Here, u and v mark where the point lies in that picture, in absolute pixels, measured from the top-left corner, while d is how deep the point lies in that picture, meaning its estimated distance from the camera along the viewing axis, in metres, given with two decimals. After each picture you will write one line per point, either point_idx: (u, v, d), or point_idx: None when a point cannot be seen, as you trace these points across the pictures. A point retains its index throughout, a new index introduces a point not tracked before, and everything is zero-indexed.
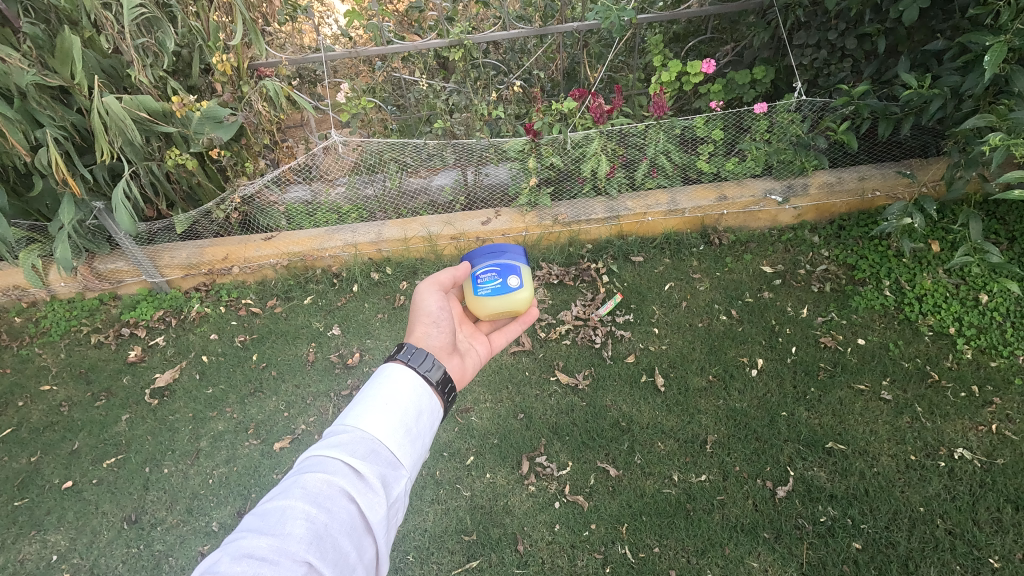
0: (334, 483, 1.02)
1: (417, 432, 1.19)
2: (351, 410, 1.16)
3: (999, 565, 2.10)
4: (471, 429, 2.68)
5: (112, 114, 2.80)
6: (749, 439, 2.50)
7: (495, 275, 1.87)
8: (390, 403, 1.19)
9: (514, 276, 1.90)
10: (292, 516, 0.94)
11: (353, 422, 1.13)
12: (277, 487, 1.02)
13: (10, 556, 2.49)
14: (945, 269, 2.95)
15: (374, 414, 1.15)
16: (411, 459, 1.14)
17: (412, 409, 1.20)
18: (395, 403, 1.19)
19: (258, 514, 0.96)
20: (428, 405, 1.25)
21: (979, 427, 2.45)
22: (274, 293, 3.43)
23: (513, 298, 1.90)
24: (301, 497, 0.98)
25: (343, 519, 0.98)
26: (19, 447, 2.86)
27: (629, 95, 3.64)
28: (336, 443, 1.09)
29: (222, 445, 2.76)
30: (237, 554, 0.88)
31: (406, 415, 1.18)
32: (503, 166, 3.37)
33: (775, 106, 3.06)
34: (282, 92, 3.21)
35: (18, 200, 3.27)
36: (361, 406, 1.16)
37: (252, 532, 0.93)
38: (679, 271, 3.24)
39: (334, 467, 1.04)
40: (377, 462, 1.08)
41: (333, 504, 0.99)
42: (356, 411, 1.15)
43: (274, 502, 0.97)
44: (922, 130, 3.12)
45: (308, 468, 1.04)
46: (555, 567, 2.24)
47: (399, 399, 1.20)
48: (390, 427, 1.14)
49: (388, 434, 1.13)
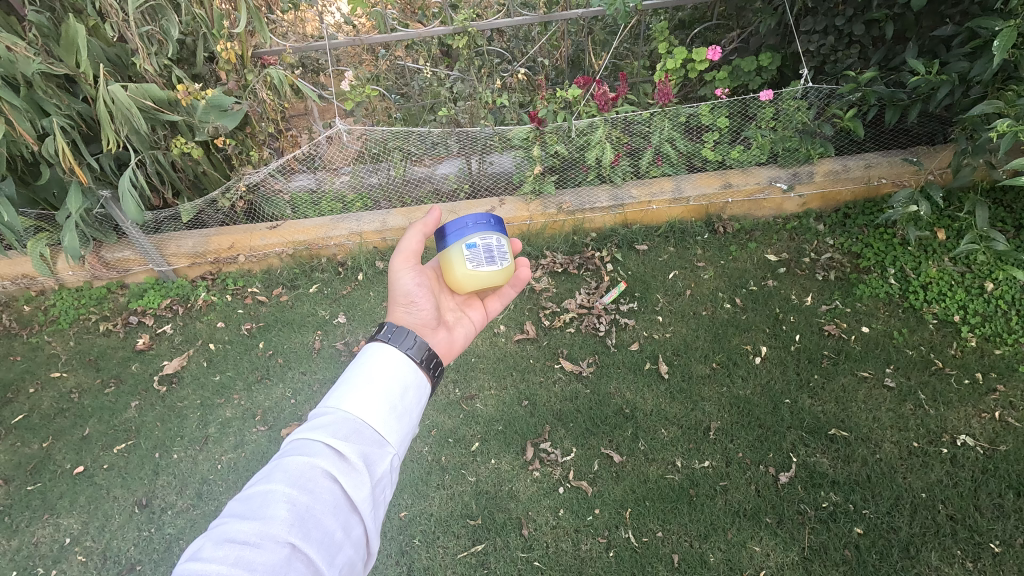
0: (316, 465, 1.04)
1: (403, 410, 1.21)
2: (335, 392, 1.18)
3: (1000, 550, 2.11)
4: (476, 415, 2.71)
5: (118, 102, 2.82)
6: (753, 426, 2.52)
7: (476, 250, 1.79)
8: (373, 383, 1.21)
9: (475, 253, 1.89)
10: (274, 500, 0.97)
11: (335, 403, 1.15)
12: (261, 472, 1.04)
13: (24, 539, 2.54)
14: (951, 257, 2.94)
15: (357, 394, 1.17)
16: (397, 436, 1.16)
17: (397, 387, 1.22)
18: (378, 382, 1.21)
19: (241, 499, 0.98)
20: (414, 382, 1.27)
21: (982, 414, 2.46)
22: (280, 282, 3.46)
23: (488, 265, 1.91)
24: (284, 480, 1.00)
25: (328, 499, 1.00)
26: (31, 432, 2.90)
27: (633, 82, 3.61)
28: (320, 425, 1.11)
29: (231, 431, 2.80)
30: (219, 540, 0.90)
31: (390, 394, 1.20)
32: (508, 155, 3.35)
33: (782, 94, 3.04)
34: (286, 80, 3.19)
35: (26, 189, 3.29)
36: (343, 386, 1.19)
37: (235, 518, 0.95)
38: (683, 260, 3.24)
39: (317, 449, 1.06)
40: (360, 441, 1.10)
41: (316, 486, 1.01)
42: (339, 392, 1.17)
43: (257, 487, 1.00)
44: (930, 118, 3.10)
45: (290, 451, 1.07)
46: (560, 551, 2.27)
47: (382, 377, 1.22)
48: (374, 407, 1.16)
49: (372, 414, 1.15)
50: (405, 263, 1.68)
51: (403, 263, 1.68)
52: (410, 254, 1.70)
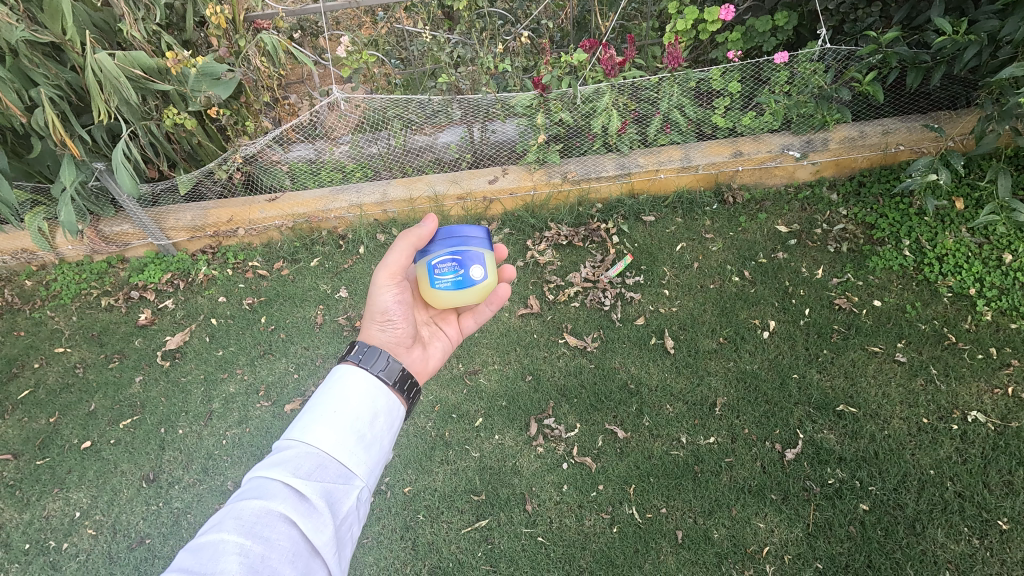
0: (273, 509, 1.02)
1: (372, 438, 1.22)
2: (298, 424, 1.18)
3: (1007, 527, 2.10)
4: (480, 390, 2.69)
5: (106, 72, 2.73)
6: (759, 402, 2.49)
7: (454, 266, 1.69)
8: (341, 412, 1.22)
9: (478, 266, 1.72)
10: (225, 551, 0.93)
11: (299, 437, 1.15)
12: (212, 519, 1.01)
13: (35, 512, 2.57)
14: (968, 228, 2.85)
15: (321, 425, 1.17)
16: (364, 468, 1.17)
17: (366, 414, 1.24)
18: (346, 411, 1.22)
19: (189, 550, 0.94)
20: (384, 407, 1.29)
21: (994, 390, 2.41)
22: (280, 255, 3.41)
23: (476, 290, 1.74)
24: (236, 528, 0.98)
25: (284, 546, 0.98)
26: (37, 408, 2.91)
27: (641, 45, 3.45)
28: (281, 462, 1.11)
29: (235, 406, 2.80)
30: None
31: (356, 423, 1.21)
32: (511, 123, 3.22)
33: (797, 56, 2.89)
34: (280, 46, 3.06)
35: (19, 161, 3.22)
36: (307, 418, 1.19)
37: (183, 573, 0.90)
38: (690, 231, 3.16)
39: (274, 491, 1.05)
40: (323, 478, 1.10)
41: (272, 532, 0.99)
42: (303, 424, 1.17)
43: (206, 537, 0.96)
44: (953, 80, 2.96)
45: (246, 495, 1.05)
46: (563, 527, 2.28)
47: (349, 405, 1.23)
48: (338, 439, 1.17)
49: (337, 447, 1.16)
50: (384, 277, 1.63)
51: (386, 279, 1.63)
52: (393, 268, 1.64)
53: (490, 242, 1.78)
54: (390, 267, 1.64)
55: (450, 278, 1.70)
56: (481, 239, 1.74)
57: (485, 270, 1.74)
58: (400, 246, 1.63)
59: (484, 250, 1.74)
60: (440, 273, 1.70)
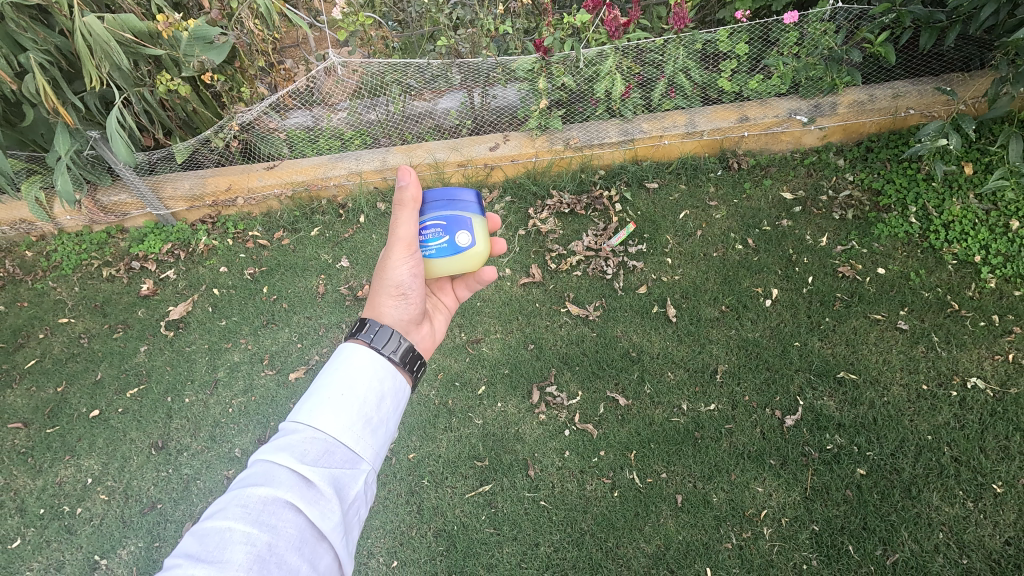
0: (279, 496, 1.03)
1: (378, 421, 1.23)
2: (305, 406, 1.18)
3: (1002, 490, 2.13)
4: (482, 359, 2.71)
5: (95, 36, 2.64)
6: (761, 369, 2.51)
7: (441, 231, 1.69)
8: (347, 394, 1.22)
9: (465, 232, 1.72)
10: (231, 540, 0.95)
11: (305, 420, 1.15)
12: (216, 504, 1.02)
13: (48, 478, 2.63)
14: (976, 194, 2.82)
15: (329, 409, 1.17)
16: (370, 451, 1.18)
17: (373, 396, 1.24)
18: (353, 393, 1.22)
19: (195, 536, 0.96)
20: (390, 388, 1.30)
21: (995, 357, 2.43)
22: (281, 224, 3.38)
23: (467, 257, 1.74)
24: (241, 516, 0.99)
25: (291, 534, 1.00)
26: (44, 376, 2.94)
27: (646, 5, 3.32)
28: (286, 447, 1.11)
29: (240, 374, 2.83)
30: None
31: (363, 406, 1.21)
32: (512, 87, 3.13)
33: (808, 16, 2.79)
34: (273, 7, 2.91)
35: (12, 130, 3.16)
36: (312, 401, 1.18)
37: (189, 560, 0.92)
38: (694, 198, 3.12)
39: (280, 479, 1.06)
40: (331, 463, 1.11)
41: (278, 520, 1.00)
42: (308, 407, 1.17)
43: (212, 522, 0.98)
44: (967, 41, 2.89)
45: (252, 480, 1.06)
46: (564, 492, 2.32)
47: (356, 388, 1.23)
48: (344, 423, 1.17)
49: (345, 431, 1.16)
50: (400, 250, 1.57)
51: (401, 252, 1.58)
52: (407, 241, 1.58)
53: (480, 207, 1.80)
54: (404, 240, 1.57)
55: (438, 242, 1.70)
56: (472, 204, 1.77)
57: (474, 236, 1.75)
58: (405, 216, 1.54)
59: (475, 215, 1.77)
60: (429, 239, 1.69)
